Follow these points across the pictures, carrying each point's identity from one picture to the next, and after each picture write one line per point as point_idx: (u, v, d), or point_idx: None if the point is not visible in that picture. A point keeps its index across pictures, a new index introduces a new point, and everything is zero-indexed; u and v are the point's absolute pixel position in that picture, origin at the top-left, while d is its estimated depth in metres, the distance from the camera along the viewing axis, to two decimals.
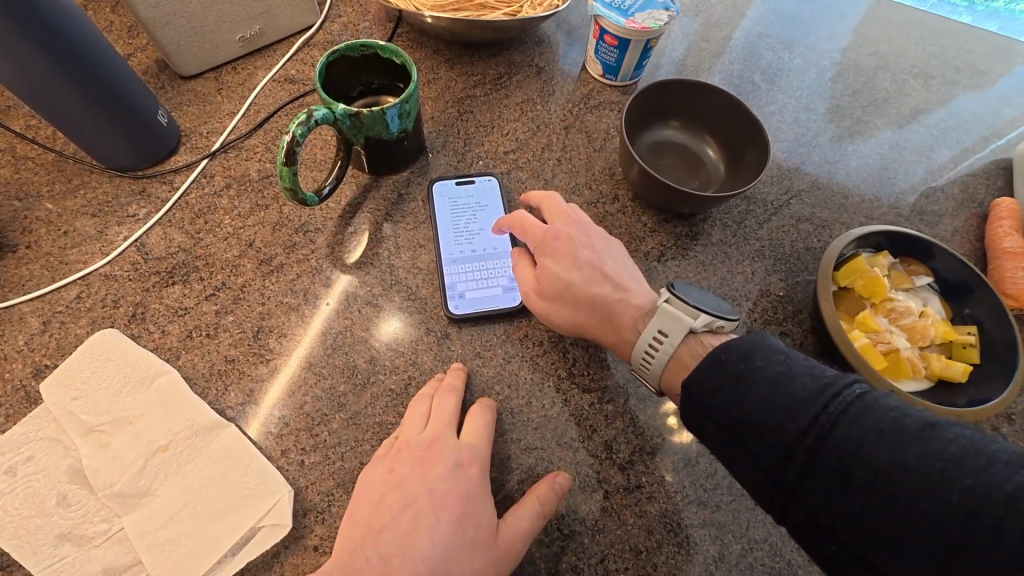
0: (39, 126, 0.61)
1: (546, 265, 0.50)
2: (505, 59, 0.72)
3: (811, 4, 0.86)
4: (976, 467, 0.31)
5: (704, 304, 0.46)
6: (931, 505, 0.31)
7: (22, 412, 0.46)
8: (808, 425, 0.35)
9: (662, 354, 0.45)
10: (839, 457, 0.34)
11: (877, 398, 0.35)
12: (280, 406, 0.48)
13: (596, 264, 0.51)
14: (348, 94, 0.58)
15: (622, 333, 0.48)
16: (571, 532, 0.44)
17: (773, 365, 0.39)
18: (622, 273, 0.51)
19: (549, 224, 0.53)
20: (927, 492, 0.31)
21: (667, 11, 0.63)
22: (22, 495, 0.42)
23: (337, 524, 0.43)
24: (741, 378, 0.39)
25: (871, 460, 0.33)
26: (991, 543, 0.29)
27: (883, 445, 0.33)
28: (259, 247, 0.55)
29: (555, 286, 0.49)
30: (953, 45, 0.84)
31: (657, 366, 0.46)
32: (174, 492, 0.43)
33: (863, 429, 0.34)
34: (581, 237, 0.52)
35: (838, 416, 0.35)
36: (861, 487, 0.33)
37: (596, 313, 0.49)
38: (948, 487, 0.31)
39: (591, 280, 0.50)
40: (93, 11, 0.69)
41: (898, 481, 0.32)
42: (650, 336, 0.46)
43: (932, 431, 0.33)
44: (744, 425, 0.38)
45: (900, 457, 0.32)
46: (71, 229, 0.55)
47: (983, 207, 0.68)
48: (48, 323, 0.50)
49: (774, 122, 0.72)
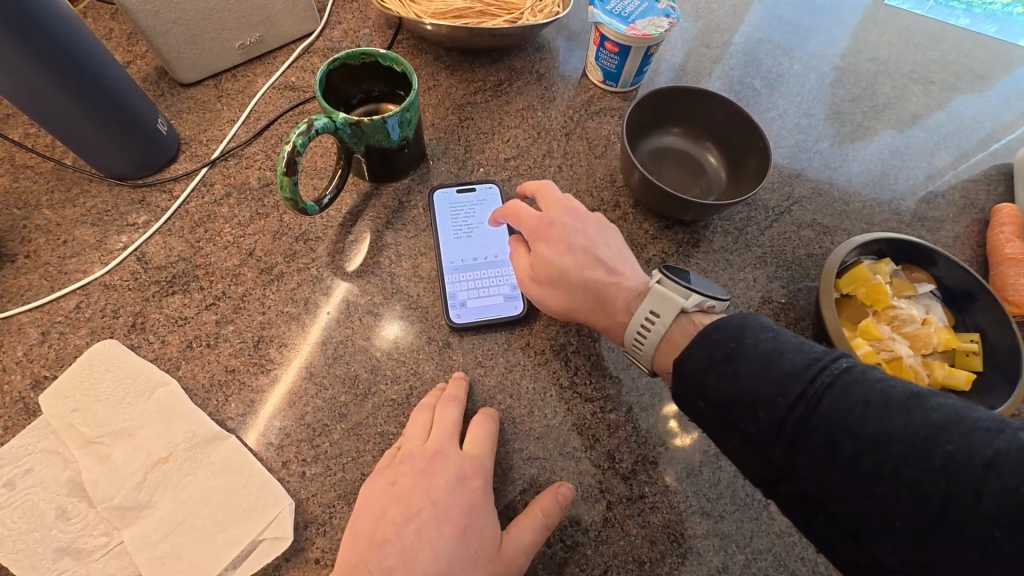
0: (38, 135, 0.61)
1: (539, 251, 0.50)
2: (505, 66, 0.72)
3: (810, 8, 0.86)
4: (959, 433, 0.31)
5: (697, 286, 0.46)
6: (913, 471, 0.31)
7: (22, 424, 0.46)
8: (796, 399, 0.35)
9: (653, 335, 0.45)
10: (826, 429, 0.34)
11: (864, 371, 0.35)
12: (281, 417, 0.47)
13: (590, 249, 0.51)
14: (348, 102, 0.58)
15: (615, 316, 0.48)
16: (574, 543, 0.44)
17: (763, 342, 0.39)
18: (616, 258, 0.51)
19: (543, 211, 0.53)
20: (911, 459, 0.31)
21: (667, 18, 0.63)
22: (21, 509, 0.41)
23: (338, 537, 0.43)
24: (732, 355, 0.39)
25: (857, 430, 0.33)
26: (972, 505, 0.29)
27: (869, 416, 0.33)
28: (259, 256, 0.55)
29: (549, 271, 0.49)
30: (952, 49, 0.84)
31: (649, 346, 0.46)
32: (174, 505, 0.42)
33: (850, 400, 0.34)
34: (576, 224, 0.52)
35: (825, 389, 0.35)
36: (847, 458, 0.33)
37: (589, 297, 0.49)
38: (931, 453, 0.31)
39: (584, 264, 0.50)
40: (92, 19, 0.68)
41: (883, 450, 0.32)
42: (641, 318, 0.45)
43: (917, 401, 0.33)
44: (734, 404, 0.38)
45: (885, 426, 0.32)
46: (71, 238, 0.55)
47: (984, 212, 0.68)
48: (48, 334, 0.50)
49: (775, 127, 0.72)
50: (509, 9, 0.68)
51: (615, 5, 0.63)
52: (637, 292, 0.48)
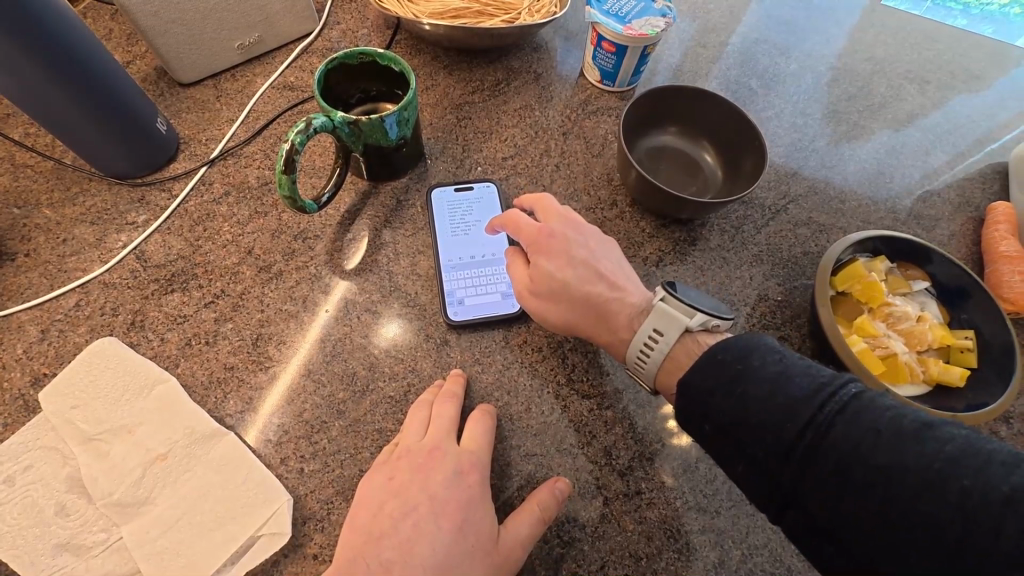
0: (39, 134, 0.61)
1: (540, 264, 0.50)
2: (503, 66, 0.72)
3: (806, 9, 0.86)
4: (973, 466, 0.31)
5: (701, 303, 0.46)
6: (928, 505, 0.31)
7: (21, 421, 0.46)
8: (806, 425, 0.35)
9: (657, 353, 0.45)
10: (837, 457, 0.34)
11: (874, 398, 0.36)
12: (280, 413, 0.48)
13: (590, 263, 0.51)
14: (346, 102, 0.58)
15: (616, 332, 0.48)
16: (571, 539, 0.44)
17: (770, 365, 0.39)
18: (617, 272, 0.52)
19: (543, 222, 0.53)
20: (925, 492, 0.31)
21: (665, 18, 0.63)
22: (21, 505, 0.42)
23: (337, 533, 0.43)
24: (740, 378, 0.39)
25: (869, 460, 0.33)
26: (990, 543, 0.29)
27: (880, 445, 0.33)
28: (258, 254, 0.55)
29: (550, 285, 0.49)
30: (948, 49, 0.84)
31: (652, 364, 0.46)
32: (173, 501, 0.42)
33: (862, 429, 0.34)
34: (576, 237, 0.52)
35: (835, 416, 0.35)
36: (858, 487, 0.33)
37: (590, 312, 0.49)
38: (946, 487, 0.31)
39: (585, 280, 0.50)
40: (92, 20, 0.69)
41: (896, 481, 0.32)
42: (645, 336, 0.46)
43: (929, 431, 0.33)
44: (742, 426, 0.38)
45: (898, 457, 0.33)
46: (71, 236, 0.55)
47: (980, 211, 0.68)
48: (47, 332, 0.50)
49: (771, 126, 0.73)
50: (507, 9, 0.69)
51: (613, 6, 0.63)
52: (638, 309, 0.49)
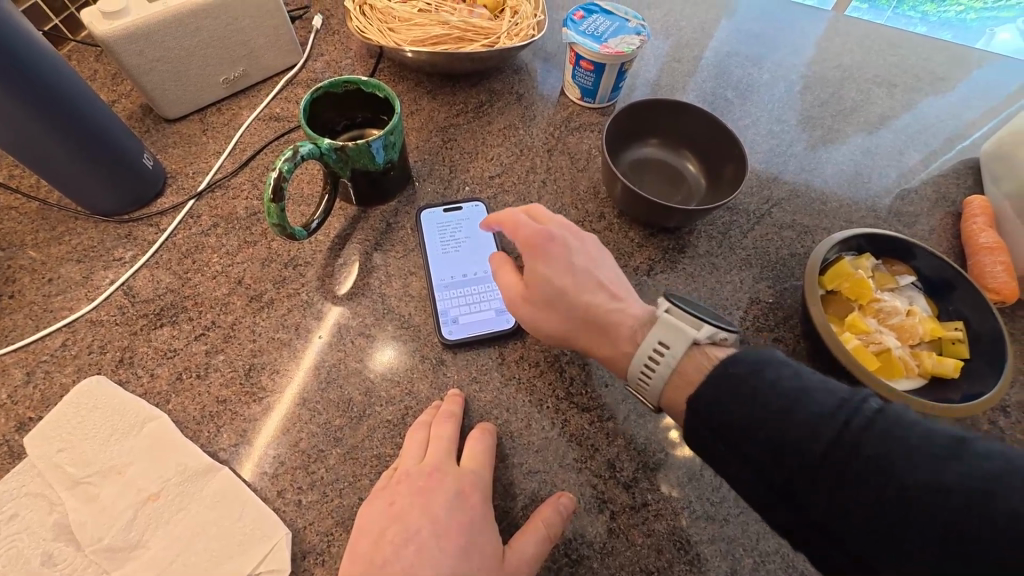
0: (23, 175, 0.61)
1: (537, 270, 0.50)
2: (485, 88, 0.74)
3: (774, 22, 0.90)
4: None
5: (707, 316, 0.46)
6: (926, 497, 0.32)
7: (5, 468, 0.44)
8: (802, 420, 0.36)
9: (663, 367, 0.44)
10: (835, 450, 0.34)
11: None
12: (275, 445, 0.46)
13: (593, 271, 0.51)
14: (332, 129, 0.59)
15: (621, 341, 0.48)
16: (579, 557, 0.43)
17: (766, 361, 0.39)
18: (618, 282, 0.52)
19: (542, 225, 0.52)
20: (922, 484, 0.32)
21: (639, 36, 0.66)
22: (5, 557, 0.40)
23: (337, 566, 0.41)
24: (739, 378, 0.39)
25: (866, 453, 0.34)
26: (987, 532, 0.30)
27: (877, 439, 0.34)
28: (249, 283, 0.55)
29: (546, 291, 0.49)
30: (912, 54, 0.88)
31: (658, 382, 0.45)
32: (166, 543, 0.41)
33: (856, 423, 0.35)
34: (577, 245, 0.52)
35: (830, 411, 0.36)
36: (857, 480, 0.33)
37: (592, 322, 0.49)
38: (941, 478, 0.32)
39: (588, 287, 0.50)
40: (76, 62, 0.70)
41: (892, 473, 0.33)
42: (651, 348, 0.45)
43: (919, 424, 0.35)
44: (742, 425, 0.38)
45: (894, 450, 0.33)
46: (56, 276, 0.54)
47: (957, 205, 0.70)
48: (33, 374, 0.49)
49: (749, 134, 0.75)
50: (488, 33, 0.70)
51: (588, 27, 0.66)
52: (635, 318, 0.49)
